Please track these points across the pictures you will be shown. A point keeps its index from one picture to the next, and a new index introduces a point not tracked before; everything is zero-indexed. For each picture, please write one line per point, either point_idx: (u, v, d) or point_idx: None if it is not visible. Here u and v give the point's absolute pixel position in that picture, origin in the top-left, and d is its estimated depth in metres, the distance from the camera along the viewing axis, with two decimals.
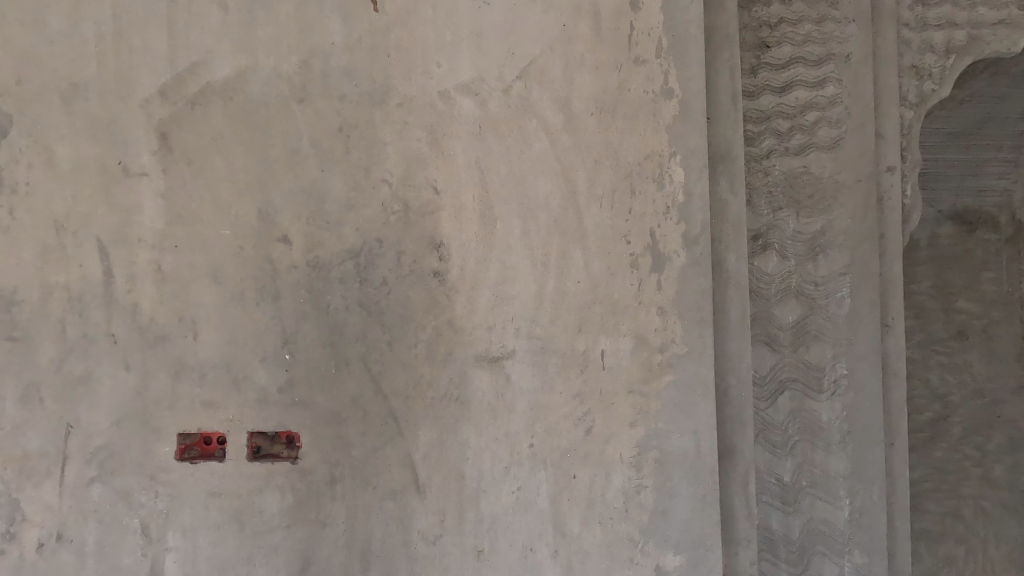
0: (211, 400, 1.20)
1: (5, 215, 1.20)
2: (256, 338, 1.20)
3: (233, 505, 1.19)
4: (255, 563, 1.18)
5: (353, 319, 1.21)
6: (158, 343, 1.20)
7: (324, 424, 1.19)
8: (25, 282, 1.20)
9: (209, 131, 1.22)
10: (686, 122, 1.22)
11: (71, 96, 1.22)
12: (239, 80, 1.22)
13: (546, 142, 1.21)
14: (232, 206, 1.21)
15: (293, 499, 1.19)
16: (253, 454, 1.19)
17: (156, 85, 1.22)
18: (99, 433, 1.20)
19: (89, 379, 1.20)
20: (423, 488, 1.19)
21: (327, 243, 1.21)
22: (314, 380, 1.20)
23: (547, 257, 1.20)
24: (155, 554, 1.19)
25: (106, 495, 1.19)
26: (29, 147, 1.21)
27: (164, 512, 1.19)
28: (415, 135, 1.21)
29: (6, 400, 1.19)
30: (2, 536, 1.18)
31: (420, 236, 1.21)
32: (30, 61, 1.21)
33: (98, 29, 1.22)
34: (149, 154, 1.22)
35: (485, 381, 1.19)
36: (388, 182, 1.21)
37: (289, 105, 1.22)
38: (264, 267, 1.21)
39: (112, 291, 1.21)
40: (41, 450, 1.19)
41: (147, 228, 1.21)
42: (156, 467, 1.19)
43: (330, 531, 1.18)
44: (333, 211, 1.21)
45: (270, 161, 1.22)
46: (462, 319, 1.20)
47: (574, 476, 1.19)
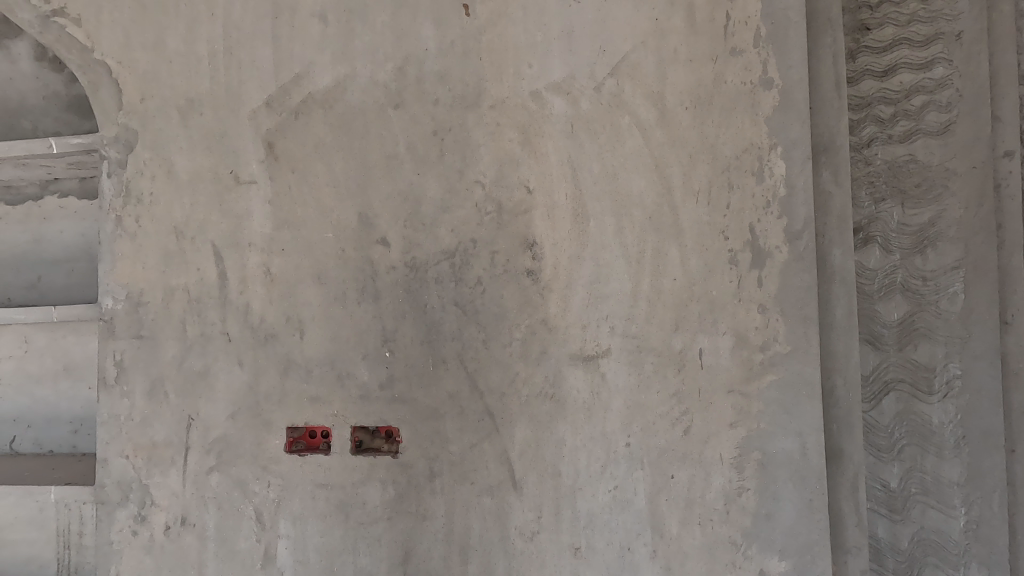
0: (317, 395, 1.26)
1: (132, 223, 1.31)
2: (358, 337, 1.25)
3: (339, 496, 1.24)
4: (360, 553, 1.23)
5: (450, 318, 1.23)
6: (268, 342, 1.27)
7: (423, 420, 1.23)
8: (151, 284, 1.31)
9: (312, 139, 1.28)
10: (788, 111, 1.17)
11: (188, 111, 1.31)
12: (339, 89, 1.27)
13: (639, 138, 1.20)
14: (334, 210, 1.27)
15: (394, 491, 1.23)
16: (356, 447, 1.25)
17: (263, 98, 1.29)
18: (217, 425, 1.28)
19: (207, 375, 1.29)
20: (519, 485, 1.20)
21: (424, 244, 1.24)
22: (413, 377, 1.24)
23: (642, 255, 1.19)
24: (269, 540, 1.26)
25: (223, 483, 1.27)
26: (152, 161, 1.31)
27: (276, 501, 1.26)
28: (507, 136, 1.23)
29: (137, 393, 1.30)
30: (135, 518, 1.29)
31: (514, 235, 1.22)
32: (152, 80, 1.31)
33: (211, 47, 1.30)
34: (257, 162, 1.29)
35: (579, 379, 1.20)
36: (482, 183, 1.23)
37: (386, 111, 1.26)
38: (364, 268, 1.26)
39: (226, 293, 1.29)
40: (167, 440, 1.29)
41: (256, 233, 1.28)
42: (268, 458, 1.27)
43: (430, 524, 1.22)
44: (428, 213, 1.24)
45: (368, 165, 1.26)
46: (557, 317, 1.21)
47: (672, 476, 1.17)
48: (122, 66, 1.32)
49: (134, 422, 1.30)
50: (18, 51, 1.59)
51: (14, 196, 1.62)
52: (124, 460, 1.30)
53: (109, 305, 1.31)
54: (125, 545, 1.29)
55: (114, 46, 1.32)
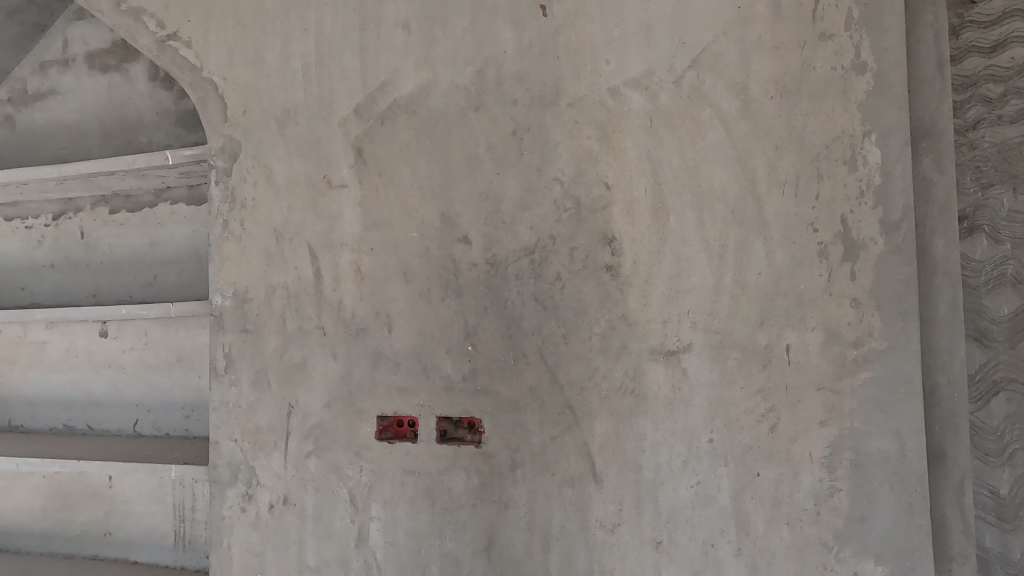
0: (405, 386, 1.33)
1: (238, 227, 1.43)
2: (442, 331, 1.31)
3: (426, 483, 1.31)
4: (445, 537, 1.29)
5: (531, 313, 1.27)
6: (360, 335, 1.36)
7: (505, 412, 1.27)
8: (255, 282, 1.42)
9: (397, 143, 1.34)
10: (884, 96, 1.11)
11: (285, 121, 1.41)
12: (422, 95, 1.33)
13: (721, 131, 1.18)
14: (419, 211, 1.33)
15: (478, 479, 1.28)
16: (441, 437, 1.31)
17: (352, 106, 1.36)
18: (314, 412, 1.38)
19: (304, 366, 1.39)
20: (600, 477, 1.22)
21: (504, 242, 1.28)
22: (495, 370, 1.28)
23: (725, 249, 1.18)
24: (362, 522, 1.34)
25: (321, 467, 1.37)
26: (254, 168, 1.42)
27: (368, 485, 1.34)
28: (586, 134, 1.24)
29: (245, 381, 1.42)
30: (244, 496, 1.41)
31: (593, 232, 1.24)
32: (253, 94, 1.42)
33: (304, 60, 1.40)
34: (347, 168, 1.37)
35: (660, 374, 1.20)
36: (561, 181, 1.25)
37: (467, 113, 1.30)
38: (447, 266, 1.31)
39: (321, 290, 1.38)
40: (270, 425, 1.40)
41: (348, 234, 1.37)
42: (361, 445, 1.35)
43: (512, 512, 1.26)
44: (508, 211, 1.28)
45: (451, 167, 1.31)
46: (637, 312, 1.21)
47: (758, 474, 1.15)
48: (227, 83, 1.44)
49: (242, 408, 1.42)
50: (135, 73, 1.76)
51: (133, 204, 1.80)
52: (233, 443, 1.42)
53: (219, 302, 1.44)
54: (235, 520, 1.42)
55: (220, 64, 1.44)
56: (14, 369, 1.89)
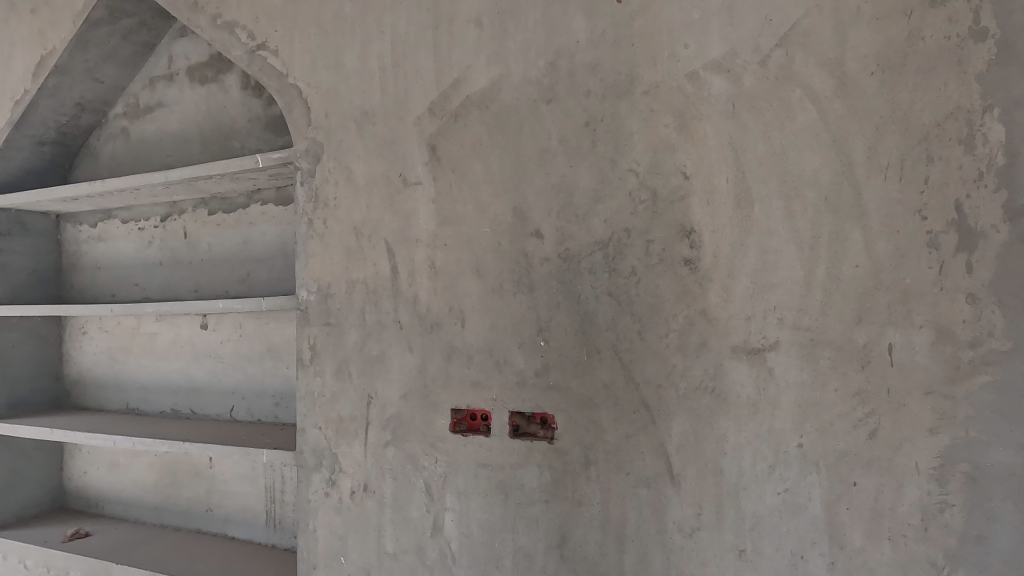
0: (478, 380, 1.34)
1: (321, 225, 1.50)
2: (515, 326, 1.31)
3: (499, 476, 1.32)
4: (518, 531, 1.29)
5: (605, 308, 1.24)
6: (434, 329, 1.38)
7: (578, 409, 1.25)
8: (336, 278, 1.49)
9: (470, 140, 1.35)
10: (1009, 65, 0.98)
11: (363, 122, 1.45)
12: (494, 90, 1.33)
13: (812, 113, 1.09)
14: (491, 206, 1.33)
15: (551, 475, 1.27)
16: (513, 431, 1.31)
17: (427, 104, 1.39)
18: (391, 403, 1.42)
19: (382, 358, 1.43)
20: (677, 479, 1.17)
21: (577, 235, 1.26)
22: (568, 366, 1.26)
23: (817, 241, 1.09)
24: (437, 512, 1.37)
25: (398, 456, 1.41)
26: (335, 169, 1.49)
27: (443, 476, 1.37)
28: (663, 122, 1.19)
29: (328, 372, 1.49)
30: (328, 481, 1.48)
31: (670, 224, 1.19)
32: (333, 98, 1.48)
33: (381, 62, 1.44)
34: (422, 165, 1.39)
35: (743, 373, 1.13)
36: (636, 172, 1.21)
37: (539, 106, 1.29)
38: (519, 261, 1.31)
39: (397, 285, 1.42)
40: (351, 415, 1.46)
41: (422, 230, 1.40)
42: (435, 437, 1.38)
43: (586, 510, 1.24)
44: (581, 204, 1.26)
45: (523, 161, 1.31)
46: (718, 308, 1.15)
47: (854, 483, 1.07)
48: (311, 88, 1.51)
49: (325, 398, 1.49)
50: (229, 83, 1.89)
51: (229, 206, 1.94)
52: (318, 431, 1.50)
53: (305, 296, 1.52)
54: (320, 503, 1.49)
55: (304, 70, 1.51)
56: (130, 357, 2.10)
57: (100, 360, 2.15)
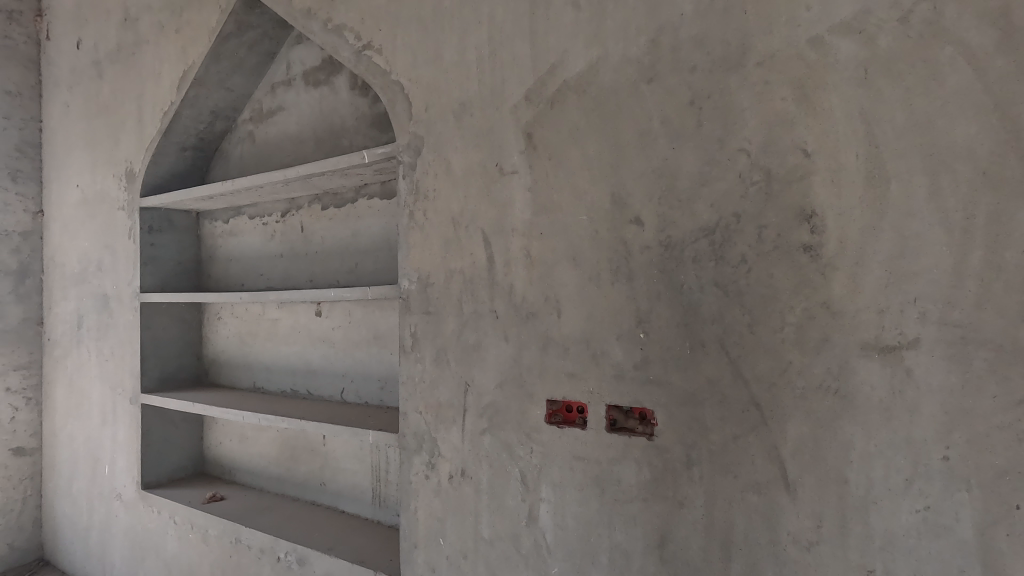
0: (574, 371, 1.31)
1: (422, 216, 1.55)
2: (612, 317, 1.26)
3: (596, 471, 1.28)
4: (615, 528, 1.25)
5: (710, 299, 1.16)
6: (530, 319, 1.37)
7: (680, 405, 1.18)
8: (435, 268, 1.53)
9: (566, 125, 1.32)
10: None
11: (460, 113, 1.47)
12: (592, 73, 1.28)
13: (967, 73, 0.94)
14: (588, 193, 1.29)
15: (650, 473, 1.22)
16: (610, 426, 1.27)
17: (523, 92, 1.37)
18: (487, 392, 1.44)
19: (479, 347, 1.45)
20: (793, 486, 1.07)
21: (680, 221, 1.19)
22: (669, 359, 1.20)
23: (971, 222, 0.94)
24: (533, 502, 1.36)
25: (494, 444, 1.43)
26: (434, 161, 1.52)
27: (538, 466, 1.36)
28: (779, 95, 1.08)
29: (428, 359, 1.54)
30: (428, 464, 1.54)
31: (787, 207, 1.08)
32: (433, 91, 1.52)
33: (478, 52, 1.44)
34: (518, 154, 1.38)
35: (874, 373, 1.01)
36: (747, 151, 1.12)
37: (639, 87, 1.23)
38: (618, 249, 1.26)
39: (494, 274, 1.42)
40: (450, 401, 1.50)
41: (518, 219, 1.39)
42: (531, 427, 1.37)
43: (688, 512, 1.17)
44: (685, 188, 1.18)
45: (621, 144, 1.25)
46: (844, 300, 1.03)
47: (1016, 507, 0.91)
48: (412, 83, 1.55)
49: (426, 383, 1.54)
50: (339, 84, 2.01)
51: (339, 201, 2.06)
52: (418, 415, 1.56)
53: (406, 285, 1.58)
54: (420, 485, 1.55)
55: (406, 66, 1.56)
56: (257, 340, 2.31)
57: (233, 342, 2.39)
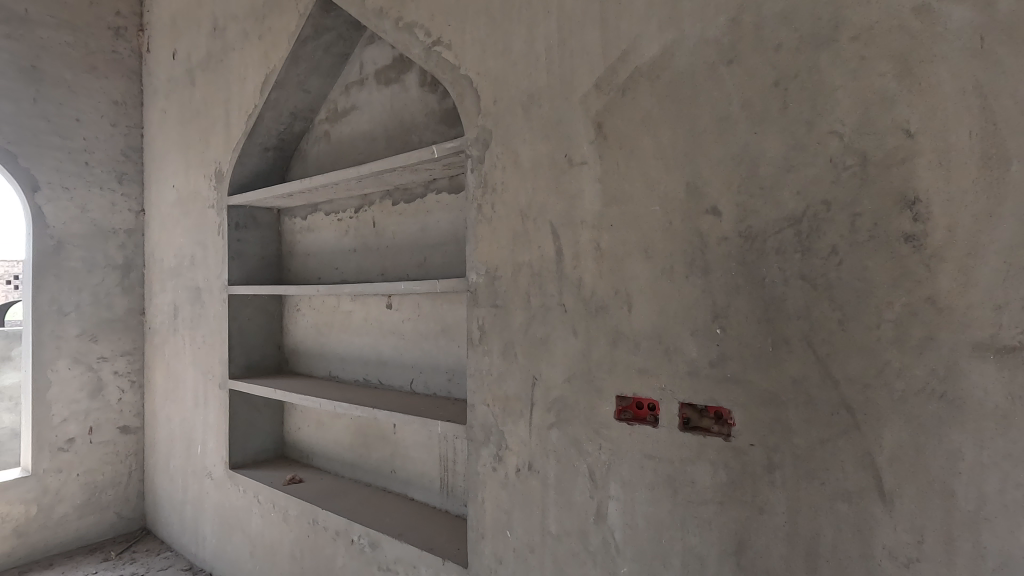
0: (645, 367, 1.27)
1: (490, 209, 1.55)
2: (686, 311, 1.21)
3: (668, 470, 1.24)
4: (688, 531, 1.20)
5: (796, 293, 1.08)
6: (599, 313, 1.34)
7: (761, 406, 1.12)
8: (503, 261, 1.53)
9: (638, 113, 1.28)
10: None
11: (529, 105, 1.46)
12: (666, 57, 1.23)
13: None
14: (661, 182, 1.25)
15: (726, 475, 1.16)
16: (684, 424, 1.22)
17: (593, 80, 1.34)
18: (555, 386, 1.42)
19: (547, 341, 1.44)
20: (889, 496, 0.99)
21: (762, 211, 1.12)
22: (749, 357, 1.14)
23: None
24: (601, 499, 1.34)
25: (561, 439, 1.41)
26: (503, 154, 1.52)
27: (607, 463, 1.33)
28: (877, 71, 1.00)
29: (496, 352, 1.55)
30: (495, 456, 1.54)
31: (886, 193, 0.99)
32: (501, 84, 1.51)
33: (547, 42, 1.42)
34: (588, 144, 1.35)
35: (988, 376, 0.91)
36: (839, 133, 1.03)
37: (717, 69, 1.17)
38: (693, 240, 1.20)
39: (562, 267, 1.40)
40: (517, 394, 1.50)
41: (588, 211, 1.36)
42: (599, 423, 1.34)
43: (769, 519, 1.11)
44: (768, 175, 1.11)
45: (698, 130, 1.19)
46: (952, 295, 0.94)
47: None
48: (481, 77, 1.56)
49: (493, 376, 1.55)
50: (409, 82, 2.05)
51: (409, 196, 2.11)
52: (486, 407, 1.56)
53: (474, 278, 1.59)
54: (488, 476, 1.56)
55: (475, 60, 1.57)
56: (332, 331, 2.41)
57: (311, 333, 2.51)
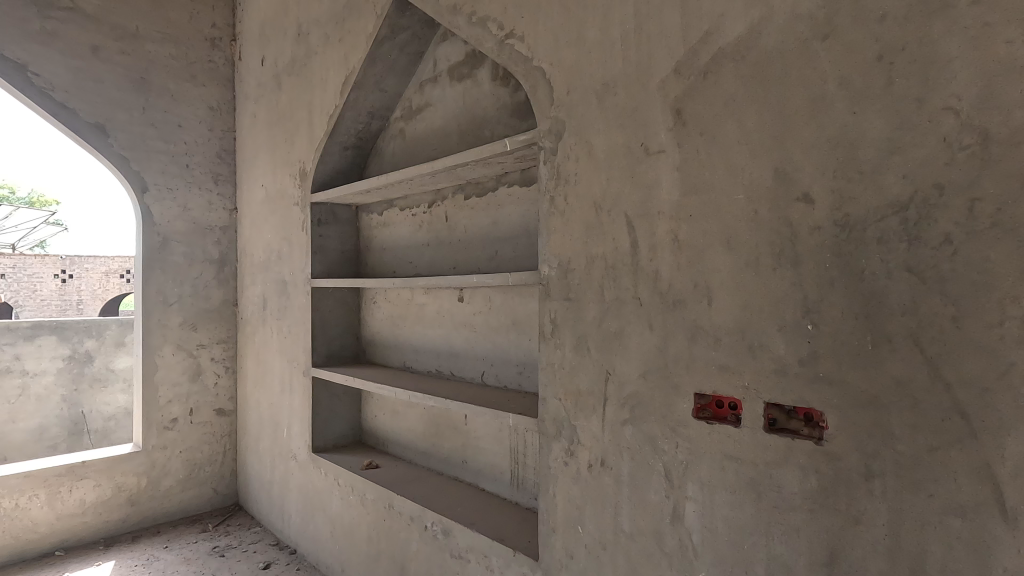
0: (726, 364, 1.21)
1: (563, 201, 1.54)
2: (774, 305, 1.14)
3: (751, 473, 1.18)
4: (774, 538, 1.14)
5: (900, 286, 0.99)
6: (677, 307, 1.29)
7: (859, 409, 1.04)
8: (576, 253, 1.50)
9: (721, 97, 1.21)
10: None
11: (603, 94, 1.42)
12: (753, 36, 1.16)
13: None
14: (746, 169, 1.18)
15: (817, 481, 1.08)
16: (769, 425, 1.15)
17: (672, 65, 1.29)
18: (629, 381, 1.39)
19: (621, 335, 1.40)
20: (1012, 514, 0.89)
21: (861, 197, 1.03)
22: (844, 356, 1.05)
23: None
24: (677, 499, 1.29)
25: (636, 436, 1.37)
26: (576, 145, 1.50)
27: (684, 463, 1.28)
28: (1003, 37, 0.89)
29: (568, 346, 1.53)
30: (568, 450, 1.53)
31: (1011, 175, 0.89)
32: (575, 73, 1.49)
33: (623, 28, 1.38)
34: (666, 132, 1.30)
35: None
36: (955, 109, 0.93)
37: (811, 45, 1.08)
38: (782, 230, 1.13)
39: (637, 260, 1.36)
40: (590, 389, 1.47)
41: (665, 201, 1.31)
42: (676, 421, 1.29)
43: (866, 530, 1.02)
44: (869, 158, 1.02)
45: (788, 113, 1.12)
46: None
47: None
48: (554, 68, 1.54)
49: (566, 370, 1.53)
50: (481, 77, 2.07)
51: (481, 190, 2.13)
52: (558, 401, 1.55)
53: (547, 271, 1.58)
54: (559, 471, 1.55)
55: (548, 51, 1.55)
56: (407, 323, 2.49)
57: (386, 324, 2.60)
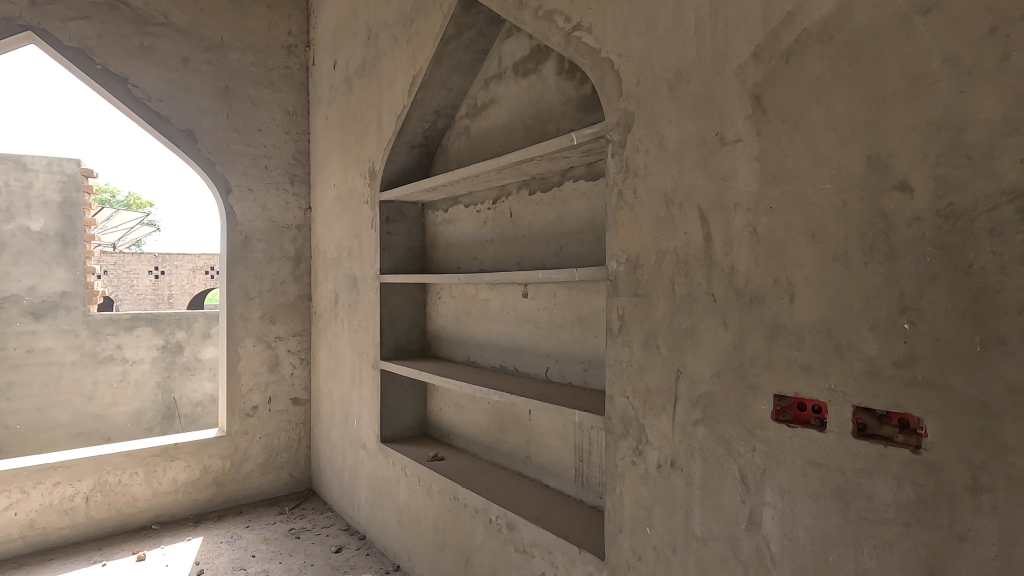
0: (811, 365, 1.14)
1: (632, 194, 1.50)
2: (865, 302, 1.06)
3: (838, 480, 1.10)
4: (863, 551, 1.06)
5: (1016, 282, 0.90)
6: (755, 304, 1.23)
7: (965, 416, 0.95)
8: (646, 248, 1.47)
9: (806, 80, 1.14)
10: None
11: (675, 83, 1.38)
12: (842, 14, 1.08)
13: None
14: (834, 157, 1.10)
15: (914, 492, 1.00)
16: (859, 431, 1.08)
17: (750, 50, 1.23)
18: (701, 381, 1.34)
19: (693, 332, 1.35)
20: None
21: (970, 184, 0.94)
22: (947, 358, 0.97)
23: None
24: (754, 505, 1.23)
25: (709, 437, 1.32)
26: (646, 137, 1.46)
27: (762, 467, 1.22)
28: None
29: (637, 343, 1.50)
30: (636, 450, 1.50)
31: None
32: (644, 63, 1.45)
33: (697, 13, 1.33)
34: (743, 120, 1.24)
35: None
36: None
37: (911, 20, 1.00)
38: (874, 221, 1.05)
39: (711, 254, 1.31)
40: (659, 388, 1.43)
41: (742, 193, 1.25)
42: (753, 423, 1.24)
43: (972, 549, 0.94)
44: (978, 141, 0.93)
45: (882, 95, 1.04)
46: None
47: None
48: (622, 58, 1.51)
49: (634, 367, 1.50)
50: (547, 71, 2.05)
51: (545, 185, 2.12)
52: (626, 400, 1.52)
53: (615, 267, 1.55)
54: (627, 470, 1.52)
55: (617, 41, 1.52)
56: (471, 318, 2.52)
57: (452, 319, 2.65)
